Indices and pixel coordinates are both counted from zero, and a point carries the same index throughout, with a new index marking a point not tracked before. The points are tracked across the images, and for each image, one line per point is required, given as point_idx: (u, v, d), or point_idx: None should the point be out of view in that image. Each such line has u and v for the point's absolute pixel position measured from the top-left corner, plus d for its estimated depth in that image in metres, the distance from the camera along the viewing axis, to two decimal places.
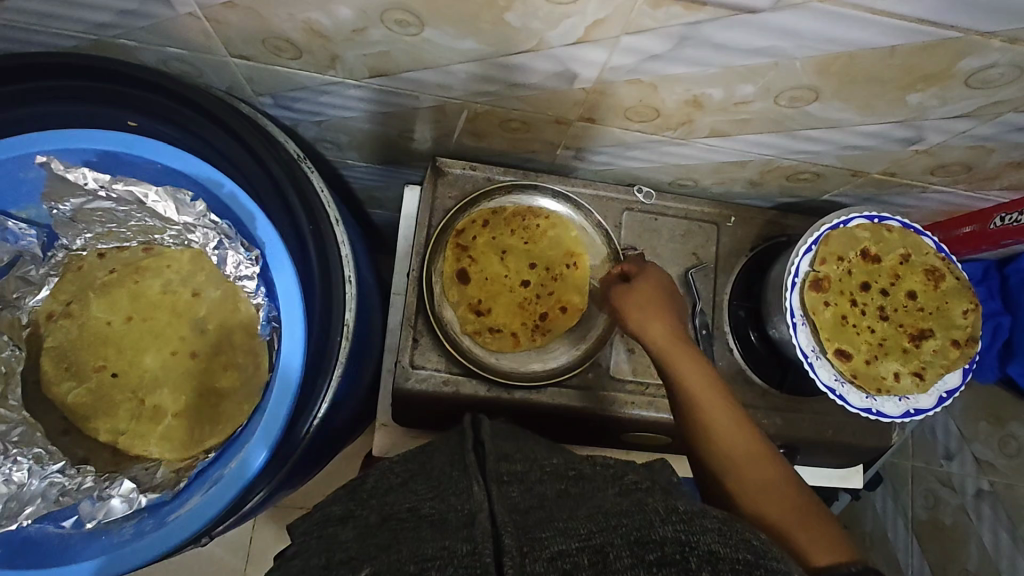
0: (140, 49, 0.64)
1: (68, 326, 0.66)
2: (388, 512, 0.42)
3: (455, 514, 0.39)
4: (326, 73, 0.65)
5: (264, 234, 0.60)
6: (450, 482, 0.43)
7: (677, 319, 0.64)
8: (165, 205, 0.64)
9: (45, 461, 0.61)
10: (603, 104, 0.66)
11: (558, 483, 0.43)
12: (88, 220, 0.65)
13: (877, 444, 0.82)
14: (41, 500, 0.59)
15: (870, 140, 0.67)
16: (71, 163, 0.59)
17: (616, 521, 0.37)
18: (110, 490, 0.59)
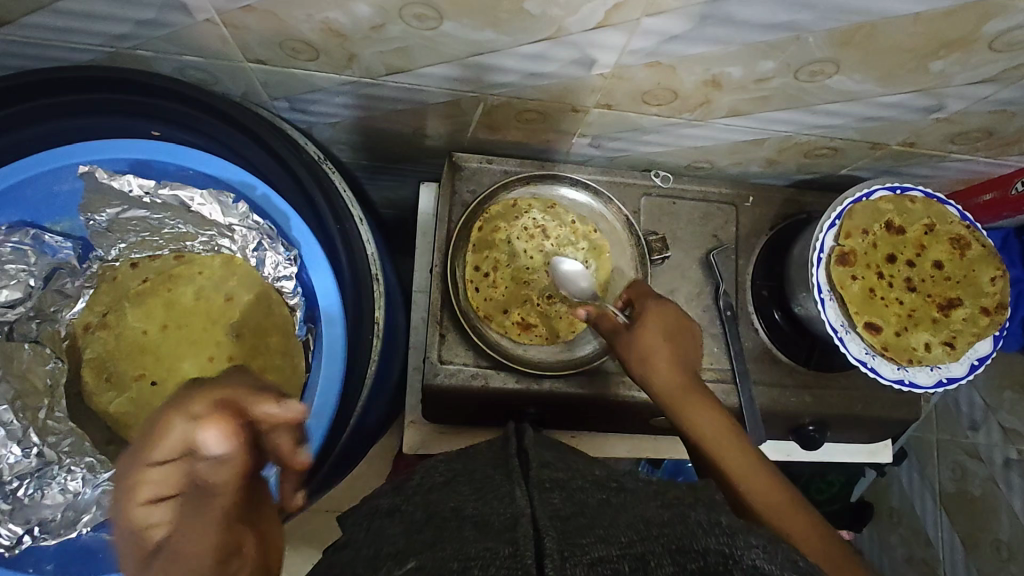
0: (157, 58, 0.64)
1: (105, 337, 0.65)
2: (432, 510, 0.41)
3: (497, 518, 0.38)
4: (343, 73, 0.66)
5: (298, 237, 0.61)
6: (492, 486, 0.42)
7: (683, 362, 0.66)
8: (209, 208, 0.64)
9: (97, 470, 0.64)
10: (620, 89, 0.65)
11: (600, 491, 0.43)
12: (122, 230, 0.66)
13: (907, 416, 0.82)
14: (96, 509, 0.62)
15: (889, 111, 0.67)
16: (113, 172, 0.61)
17: (657, 531, 0.38)
18: None
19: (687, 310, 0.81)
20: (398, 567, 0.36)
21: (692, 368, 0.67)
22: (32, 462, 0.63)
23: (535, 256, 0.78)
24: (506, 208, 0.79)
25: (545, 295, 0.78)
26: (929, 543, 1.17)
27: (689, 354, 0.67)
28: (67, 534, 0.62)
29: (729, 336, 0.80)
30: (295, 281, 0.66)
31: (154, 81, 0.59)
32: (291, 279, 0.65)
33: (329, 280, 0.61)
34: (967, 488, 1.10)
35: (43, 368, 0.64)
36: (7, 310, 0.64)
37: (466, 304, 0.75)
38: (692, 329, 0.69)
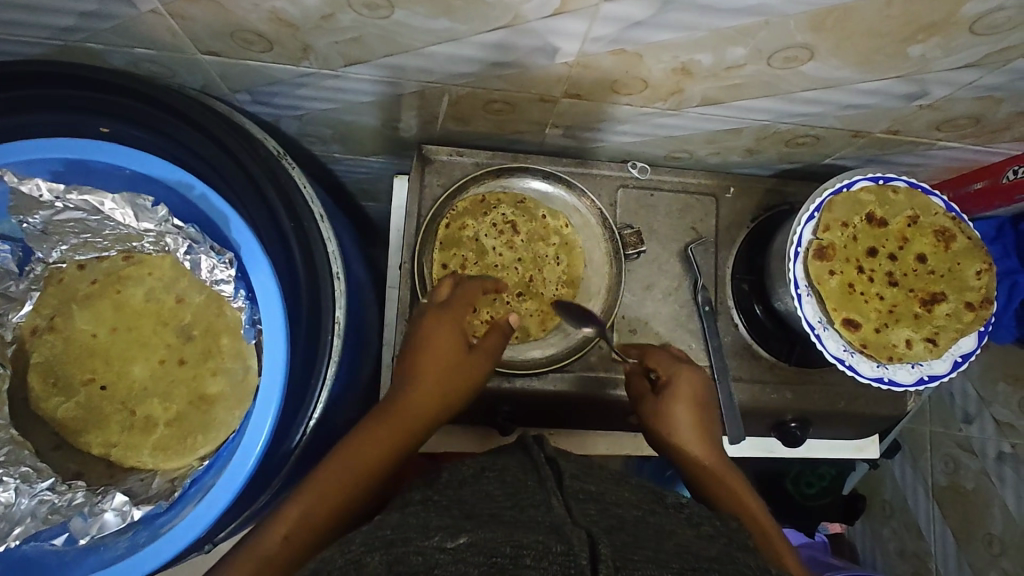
0: (107, 52, 0.62)
1: (53, 340, 0.62)
2: (469, 510, 0.40)
3: (539, 523, 0.38)
4: (300, 64, 0.63)
5: (238, 234, 0.58)
6: (527, 493, 0.42)
7: (709, 432, 0.65)
8: (123, 213, 0.61)
9: (33, 479, 0.58)
10: (589, 79, 0.63)
11: (635, 509, 0.43)
12: (61, 232, 0.62)
13: (892, 413, 0.80)
14: (30, 519, 0.57)
15: (870, 98, 0.64)
16: (23, 175, 0.57)
17: (704, 565, 0.38)
18: (102, 504, 0.57)
19: (664, 305, 0.79)
20: (451, 539, 0.36)
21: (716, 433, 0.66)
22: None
23: (503, 254, 0.76)
24: (472, 205, 0.76)
25: (514, 293, 0.76)
26: (920, 536, 1.16)
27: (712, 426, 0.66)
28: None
29: (707, 333, 0.78)
30: (234, 284, 0.63)
31: (104, 75, 0.58)
32: (230, 282, 0.63)
33: (268, 284, 0.57)
34: (959, 482, 1.08)
35: None
36: None
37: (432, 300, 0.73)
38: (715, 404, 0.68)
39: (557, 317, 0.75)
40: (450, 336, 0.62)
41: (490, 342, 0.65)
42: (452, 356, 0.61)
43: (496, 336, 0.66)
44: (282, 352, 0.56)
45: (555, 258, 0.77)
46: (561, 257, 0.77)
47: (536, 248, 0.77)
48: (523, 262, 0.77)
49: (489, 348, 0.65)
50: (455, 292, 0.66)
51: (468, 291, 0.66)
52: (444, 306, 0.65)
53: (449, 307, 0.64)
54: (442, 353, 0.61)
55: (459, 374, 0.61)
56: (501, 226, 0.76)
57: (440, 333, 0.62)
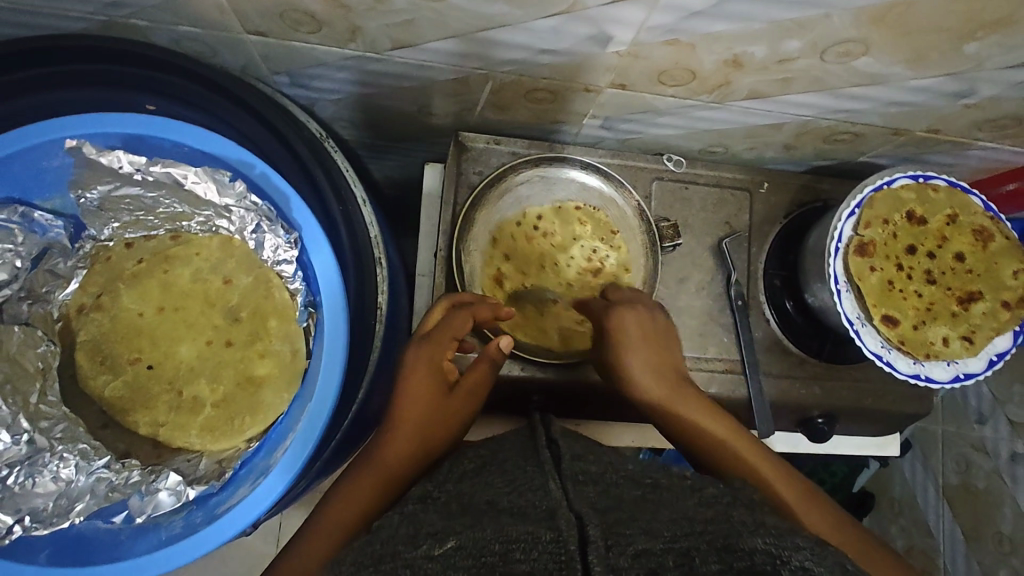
0: (152, 28, 0.61)
1: (99, 318, 0.61)
2: (467, 503, 0.41)
3: (534, 510, 0.37)
4: (346, 47, 0.63)
5: (299, 216, 0.56)
6: (525, 479, 0.42)
7: (658, 359, 0.66)
8: (204, 186, 0.59)
9: (90, 457, 0.58)
10: (636, 68, 0.62)
11: (635, 487, 0.42)
12: (115, 208, 0.61)
13: (918, 411, 0.81)
14: (90, 497, 0.56)
15: (917, 95, 0.64)
16: (102, 147, 0.55)
17: (701, 528, 0.38)
18: (156, 484, 0.56)
19: (697, 298, 0.79)
20: (439, 544, 0.35)
21: (679, 369, 0.67)
22: (22, 449, 0.57)
23: (561, 257, 0.77)
24: (573, 205, 0.78)
25: (538, 286, 0.76)
26: (929, 535, 1.15)
27: (667, 361, 0.66)
28: (60, 524, 0.55)
29: (740, 327, 0.78)
30: (295, 265, 0.61)
31: (163, 55, 0.57)
32: (291, 262, 0.61)
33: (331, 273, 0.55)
34: (971, 481, 1.07)
35: (33, 351, 0.59)
36: None
37: (463, 241, 0.74)
38: (669, 329, 0.69)
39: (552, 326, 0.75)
40: (426, 378, 0.60)
41: (475, 377, 0.62)
42: (431, 397, 0.59)
43: (480, 372, 0.62)
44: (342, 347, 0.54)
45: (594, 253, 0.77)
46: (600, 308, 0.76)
47: (581, 277, 0.77)
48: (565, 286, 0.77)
49: (474, 386, 0.62)
50: (438, 325, 0.63)
51: (452, 321, 0.62)
52: (426, 339, 0.62)
53: (429, 341, 0.62)
54: (420, 395, 0.59)
55: (443, 416, 0.59)
56: (583, 239, 0.77)
57: (420, 373, 0.60)
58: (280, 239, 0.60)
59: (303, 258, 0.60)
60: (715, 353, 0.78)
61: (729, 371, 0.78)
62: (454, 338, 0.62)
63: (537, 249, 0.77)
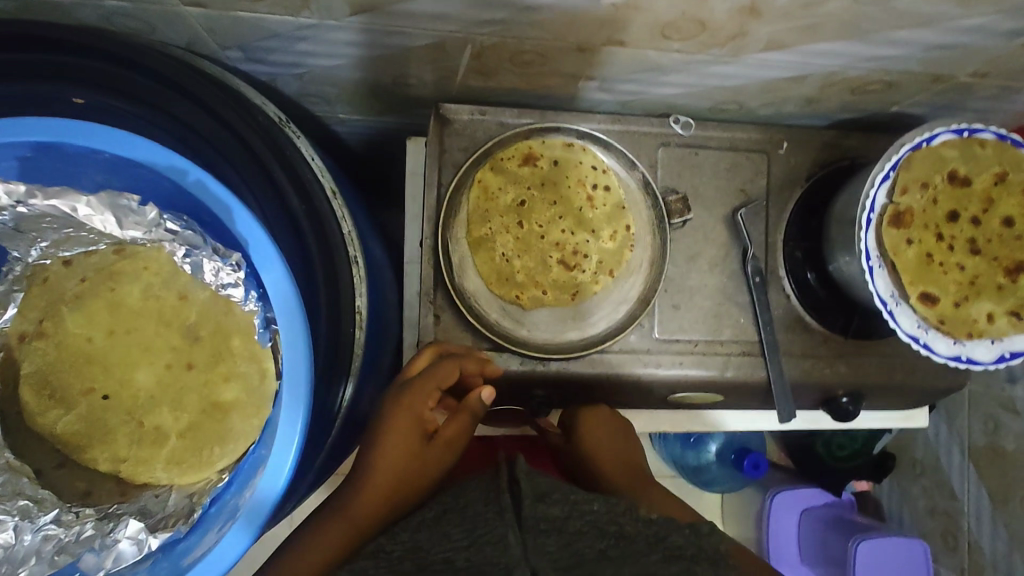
0: (75, 6, 0.53)
1: (43, 348, 0.50)
2: (424, 560, 0.42)
3: (492, 569, 0.40)
4: (299, 14, 0.54)
5: (247, 234, 0.45)
6: (484, 527, 0.44)
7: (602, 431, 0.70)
8: (103, 220, 0.49)
9: (34, 513, 0.47)
10: (636, 22, 0.54)
11: (600, 540, 0.44)
12: (35, 227, 0.49)
13: (950, 384, 0.75)
14: (36, 561, 0.47)
15: (966, 36, 0.55)
16: None
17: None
18: (114, 534, 0.47)
19: (710, 276, 0.72)
20: None
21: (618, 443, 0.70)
22: None
23: (554, 233, 0.67)
24: (611, 209, 0.68)
25: (513, 249, 0.66)
26: (954, 498, 1.10)
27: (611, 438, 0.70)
28: None
29: (757, 305, 0.72)
30: (244, 286, 0.49)
31: (95, 40, 0.50)
32: (238, 285, 0.49)
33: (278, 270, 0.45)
34: (1000, 444, 1.01)
35: None
36: None
37: (449, 224, 0.67)
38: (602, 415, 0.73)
39: (498, 284, 0.66)
40: (406, 426, 0.60)
41: (452, 429, 0.61)
42: (408, 449, 0.59)
43: (458, 423, 0.62)
44: (305, 374, 0.45)
45: (580, 254, 0.67)
46: (535, 296, 0.66)
47: (549, 260, 0.66)
48: (529, 253, 0.66)
49: (452, 437, 0.61)
50: (423, 372, 0.61)
51: (436, 369, 0.61)
52: (407, 386, 0.61)
53: (410, 388, 0.61)
54: (398, 449, 0.59)
55: (416, 471, 0.58)
56: (589, 238, 0.67)
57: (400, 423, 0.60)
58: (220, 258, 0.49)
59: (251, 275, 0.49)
60: (731, 335, 0.72)
61: (745, 353, 0.72)
62: (434, 389, 0.60)
63: (539, 213, 0.67)
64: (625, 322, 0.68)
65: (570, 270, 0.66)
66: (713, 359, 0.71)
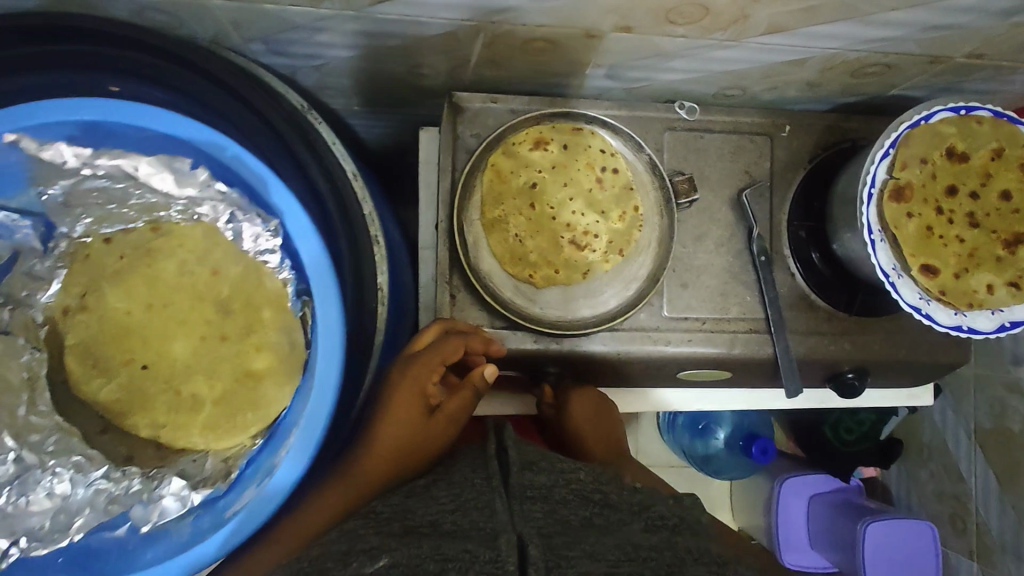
0: (108, 2, 0.56)
1: (87, 321, 0.53)
2: (413, 521, 0.45)
3: (479, 532, 0.42)
4: (320, 6, 0.57)
5: (281, 202, 0.51)
6: (473, 495, 0.47)
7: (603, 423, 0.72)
8: (160, 178, 0.53)
9: (86, 469, 0.52)
10: (642, 7, 0.56)
11: (583, 508, 0.47)
12: (83, 203, 0.54)
13: (954, 360, 0.77)
14: (90, 511, 0.52)
15: (960, 17, 0.57)
16: (44, 141, 0.49)
17: (644, 555, 0.41)
18: (159, 490, 0.52)
19: (716, 256, 0.74)
20: (371, 562, 0.39)
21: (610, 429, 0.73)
22: (10, 468, 0.52)
23: (564, 214, 0.69)
24: (620, 191, 0.70)
25: (526, 229, 0.68)
26: (962, 481, 1.11)
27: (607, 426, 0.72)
28: (61, 541, 0.52)
29: (763, 284, 0.74)
30: (279, 254, 0.54)
31: (129, 32, 0.53)
32: (275, 252, 0.54)
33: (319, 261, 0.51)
34: (1005, 425, 1.03)
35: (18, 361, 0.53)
36: None
37: (464, 207, 0.69)
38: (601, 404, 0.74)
39: (512, 263, 0.68)
40: (410, 398, 0.61)
41: (456, 403, 0.63)
42: (410, 420, 0.60)
43: (461, 398, 0.63)
44: (338, 337, 0.51)
45: (590, 235, 0.69)
46: (547, 275, 0.68)
47: (560, 240, 0.69)
48: (542, 234, 0.69)
49: (455, 411, 0.62)
50: (429, 346, 0.62)
51: (443, 346, 0.61)
52: (413, 360, 0.62)
53: (416, 361, 0.62)
54: (401, 419, 0.60)
55: (417, 441, 0.60)
56: (598, 220, 0.70)
57: (403, 395, 0.61)
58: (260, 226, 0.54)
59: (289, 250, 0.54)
60: (737, 313, 0.74)
61: (752, 331, 0.74)
62: (439, 364, 0.61)
63: (551, 195, 0.69)
64: (636, 300, 0.70)
65: (582, 250, 0.69)
66: (721, 336, 0.73)
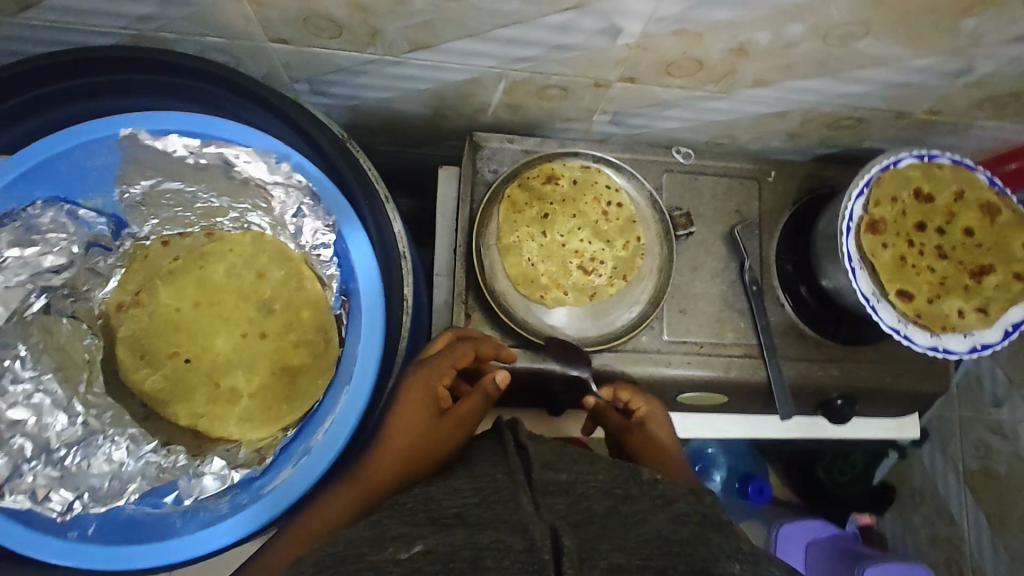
0: (179, 41, 0.64)
1: (139, 315, 0.66)
2: (434, 513, 0.41)
3: (505, 524, 0.38)
4: (366, 51, 0.65)
5: (337, 210, 0.62)
6: (493, 487, 0.42)
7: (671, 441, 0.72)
8: (255, 167, 0.61)
9: (140, 441, 0.61)
10: (646, 60, 0.65)
11: (607, 497, 0.42)
12: (156, 204, 0.65)
13: (936, 389, 0.82)
14: (141, 479, 0.59)
15: (916, 76, 0.67)
16: (156, 133, 0.59)
17: (676, 550, 0.38)
18: (202, 468, 0.60)
19: (712, 286, 0.81)
20: (406, 547, 0.37)
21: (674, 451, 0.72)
22: (78, 430, 0.61)
23: (573, 242, 0.75)
24: (623, 223, 0.77)
25: (537, 255, 0.74)
26: (954, 525, 1.12)
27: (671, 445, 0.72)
28: (114, 504, 0.59)
29: (755, 312, 0.80)
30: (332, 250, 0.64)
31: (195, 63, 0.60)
32: (328, 246, 0.64)
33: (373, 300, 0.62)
34: (991, 467, 1.06)
35: (80, 344, 0.64)
36: (54, 275, 0.62)
37: (481, 233, 0.75)
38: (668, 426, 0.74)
39: (525, 286, 0.73)
40: (420, 401, 0.63)
41: (467, 407, 0.63)
42: (421, 420, 0.61)
43: (471, 402, 0.63)
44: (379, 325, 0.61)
45: (596, 263, 0.75)
46: (556, 297, 0.73)
47: (568, 265, 0.75)
48: (551, 259, 0.75)
49: (464, 414, 0.62)
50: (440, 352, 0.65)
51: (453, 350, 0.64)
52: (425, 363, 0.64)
53: (426, 365, 0.64)
54: (412, 420, 0.61)
55: (428, 441, 0.60)
56: (604, 248, 0.76)
57: (414, 397, 0.63)
58: (319, 221, 0.63)
59: (341, 256, 0.64)
60: (732, 339, 0.79)
61: (746, 355, 0.79)
62: (449, 367, 0.63)
63: (560, 224, 0.76)
64: (637, 322, 0.75)
65: (589, 275, 0.75)
66: (718, 360, 0.78)
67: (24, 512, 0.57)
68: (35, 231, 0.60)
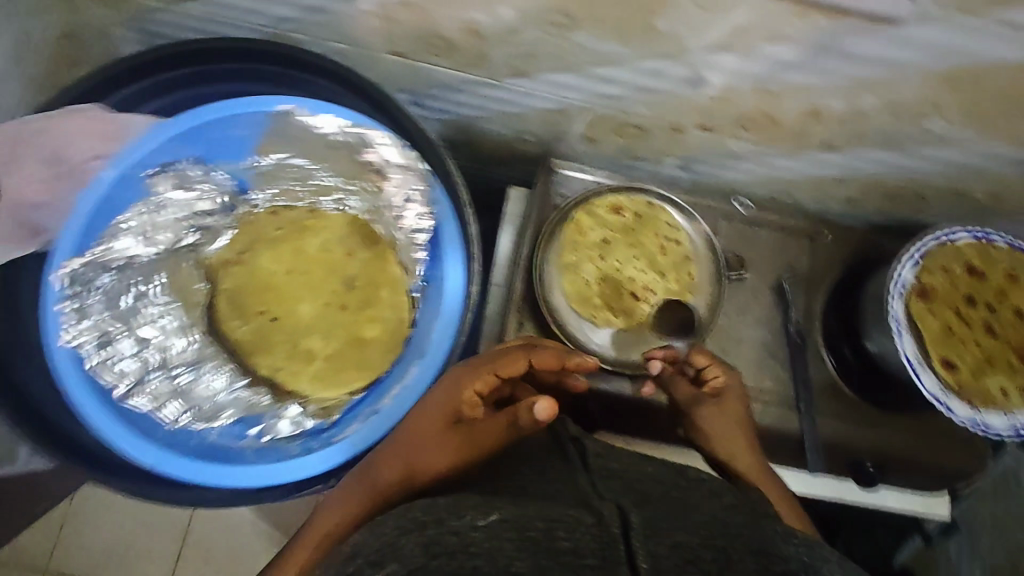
0: (308, 43, 0.72)
1: (239, 272, 0.72)
2: (503, 489, 0.44)
3: (571, 499, 0.41)
4: (469, 72, 0.73)
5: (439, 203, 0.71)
6: (556, 473, 0.47)
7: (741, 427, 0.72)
8: (388, 149, 0.70)
9: (235, 377, 0.71)
10: (723, 111, 0.70)
11: (660, 485, 0.46)
12: (278, 175, 0.74)
13: (969, 467, 0.82)
14: (234, 408, 0.70)
15: (980, 159, 0.70)
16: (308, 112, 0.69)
17: (734, 532, 0.41)
18: (282, 412, 0.70)
19: (756, 332, 0.83)
20: (483, 517, 0.38)
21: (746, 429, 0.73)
22: (190, 355, 0.71)
23: (628, 270, 0.80)
24: (679, 260, 0.81)
25: (595, 276, 0.79)
26: None
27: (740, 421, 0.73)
28: (211, 423, 0.70)
29: (796, 364, 0.82)
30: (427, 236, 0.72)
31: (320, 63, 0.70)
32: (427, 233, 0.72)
33: (457, 297, 0.71)
34: None
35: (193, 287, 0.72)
36: (206, 216, 0.73)
37: (544, 248, 0.79)
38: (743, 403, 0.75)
39: (580, 303, 0.78)
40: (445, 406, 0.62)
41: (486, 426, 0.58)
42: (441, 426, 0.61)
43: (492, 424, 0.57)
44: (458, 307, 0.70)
45: (648, 292, 0.80)
46: (607, 318, 0.78)
47: (621, 290, 0.79)
48: (607, 282, 0.79)
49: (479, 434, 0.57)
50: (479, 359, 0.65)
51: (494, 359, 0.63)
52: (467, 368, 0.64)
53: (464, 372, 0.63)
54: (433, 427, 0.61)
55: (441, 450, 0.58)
56: (658, 279, 0.81)
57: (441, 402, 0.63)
58: (426, 207, 0.71)
59: (434, 245, 0.73)
60: (771, 386, 0.82)
61: (782, 405, 0.81)
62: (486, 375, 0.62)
63: (620, 251, 0.81)
64: None
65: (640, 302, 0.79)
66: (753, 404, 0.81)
67: (144, 413, 0.68)
68: (189, 180, 0.71)
